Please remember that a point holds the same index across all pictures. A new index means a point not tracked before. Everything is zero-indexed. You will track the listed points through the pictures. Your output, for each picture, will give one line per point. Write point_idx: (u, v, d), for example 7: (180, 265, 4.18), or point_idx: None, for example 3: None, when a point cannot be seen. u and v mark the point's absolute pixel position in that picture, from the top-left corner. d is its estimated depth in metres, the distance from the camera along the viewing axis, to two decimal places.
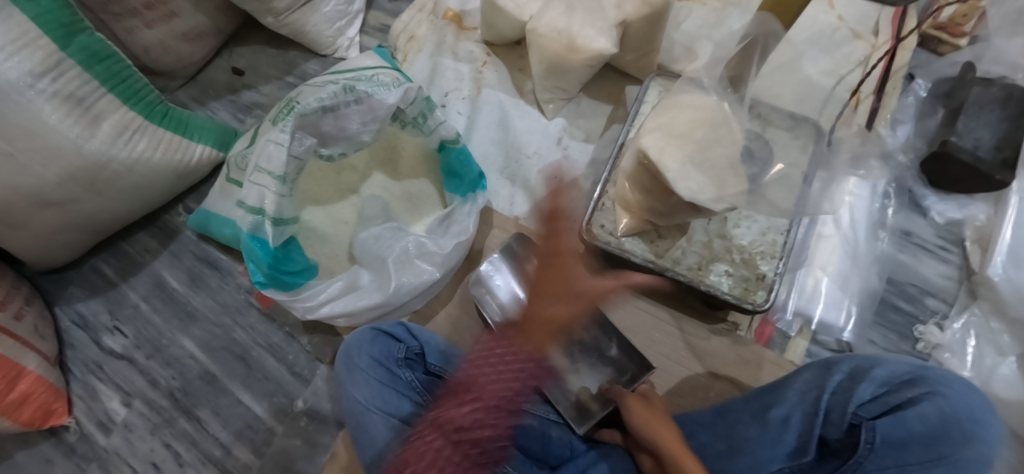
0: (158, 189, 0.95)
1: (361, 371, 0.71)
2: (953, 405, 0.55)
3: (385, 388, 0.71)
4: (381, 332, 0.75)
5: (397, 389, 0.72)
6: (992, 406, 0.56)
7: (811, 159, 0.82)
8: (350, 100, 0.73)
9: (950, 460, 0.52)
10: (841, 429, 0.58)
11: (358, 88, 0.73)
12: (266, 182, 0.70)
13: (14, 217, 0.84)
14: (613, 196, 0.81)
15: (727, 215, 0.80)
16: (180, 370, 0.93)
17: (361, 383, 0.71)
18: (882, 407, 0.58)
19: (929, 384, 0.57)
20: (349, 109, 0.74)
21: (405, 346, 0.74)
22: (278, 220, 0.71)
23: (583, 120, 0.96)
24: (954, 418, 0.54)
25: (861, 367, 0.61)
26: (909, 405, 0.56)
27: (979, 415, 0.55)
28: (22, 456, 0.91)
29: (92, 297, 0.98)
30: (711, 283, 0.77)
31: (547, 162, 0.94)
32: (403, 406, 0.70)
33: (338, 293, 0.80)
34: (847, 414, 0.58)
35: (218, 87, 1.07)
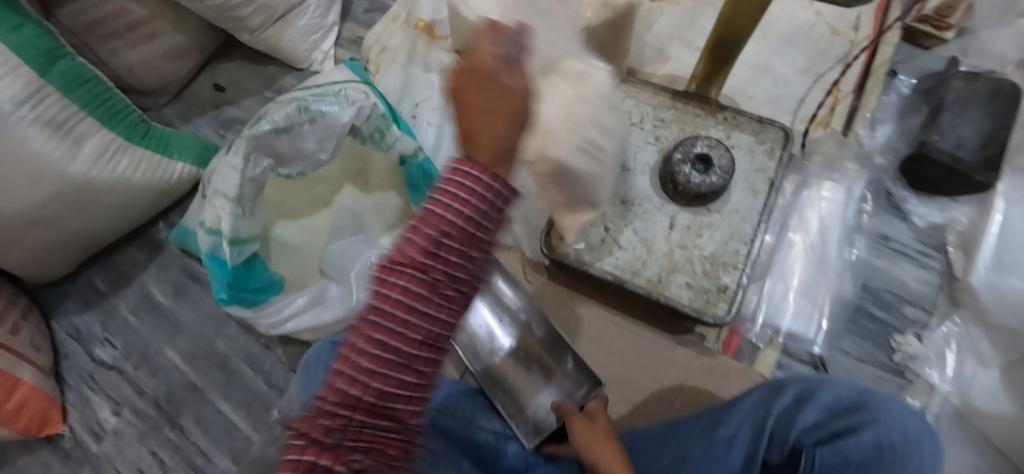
0: (141, 205, 0.99)
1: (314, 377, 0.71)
2: (895, 435, 0.52)
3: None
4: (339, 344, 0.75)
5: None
6: (936, 433, 0.54)
7: (777, 164, 0.79)
8: (304, 120, 0.73)
9: None
10: (782, 452, 0.56)
11: (311, 108, 0.73)
12: (221, 205, 0.71)
13: (6, 235, 0.88)
14: (573, 206, 0.81)
15: (690, 224, 0.78)
16: (165, 380, 0.96)
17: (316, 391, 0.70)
18: (822, 435, 0.55)
19: (872, 410, 0.55)
20: (304, 129, 0.74)
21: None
22: (236, 240, 0.73)
23: None
24: (895, 448, 0.52)
25: (806, 390, 0.58)
26: (849, 433, 0.54)
27: (920, 440, 0.53)
28: (24, 460, 0.96)
29: (86, 309, 1.03)
30: (671, 295, 0.75)
31: None
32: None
33: (303, 307, 0.83)
34: (789, 438, 0.56)
35: (201, 103, 1.11)
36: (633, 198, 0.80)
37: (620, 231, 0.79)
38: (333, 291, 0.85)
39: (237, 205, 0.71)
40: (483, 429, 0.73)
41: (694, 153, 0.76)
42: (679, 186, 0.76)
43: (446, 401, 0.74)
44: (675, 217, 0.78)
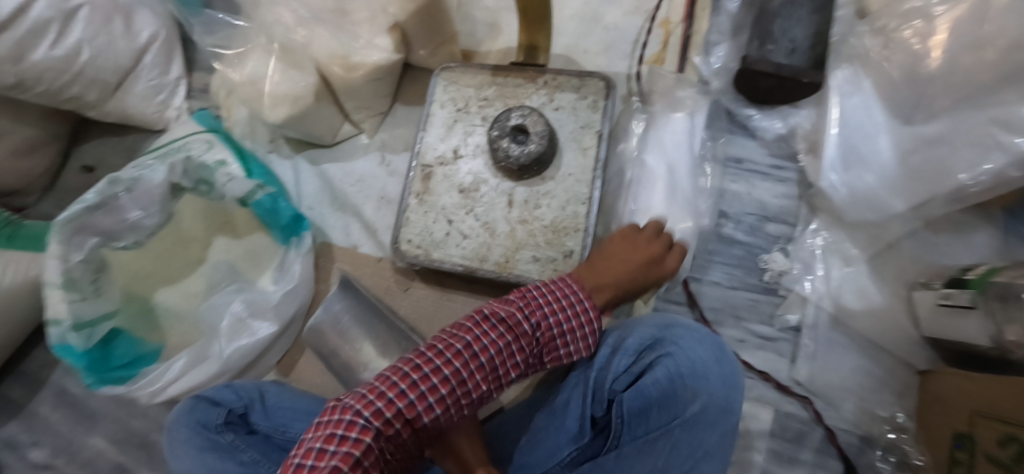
0: (26, 306, 0.99)
1: (180, 444, 0.70)
2: (682, 362, 0.52)
3: (206, 455, 0.68)
4: (203, 399, 0.73)
5: (218, 451, 0.68)
6: (732, 354, 0.54)
7: (602, 115, 0.77)
8: (119, 191, 0.79)
9: (681, 420, 0.51)
10: (602, 406, 0.55)
11: (122, 179, 0.78)
12: (52, 296, 0.74)
13: None
14: (414, 206, 0.80)
15: (527, 197, 0.77)
16: (95, 469, 0.98)
17: (182, 456, 0.69)
18: (629, 378, 0.54)
19: (665, 344, 0.54)
20: (122, 199, 0.79)
21: (224, 410, 0.71)
22: (80, 324, 0.75)
23: (402, 129, 0.96)
24: (682, 377, 0.52)
25: (617, 337, 0.56)
26: (649, 370, 0.53)
27: (706, 369, 0.52)
28: None
29: (6, 421, 1.04)
30: (522, 272, 0.75)
31: (372, 185, 0.94)
32: (227, 467, 0.67)
33: (181, 370, 0.80)
34: (604, 391, 0.54)
35: (74, 190, 1.14)
36: (470, 186, 0.79)
37: (462, 221, 0.78)
38: (217, 350, 0.82)
39: (68, 290, 0.75)
40: None
41: (510, 126, 0.74)
42: (503, 162, 0.75)
43: None
44: (513, 194, 0.77)
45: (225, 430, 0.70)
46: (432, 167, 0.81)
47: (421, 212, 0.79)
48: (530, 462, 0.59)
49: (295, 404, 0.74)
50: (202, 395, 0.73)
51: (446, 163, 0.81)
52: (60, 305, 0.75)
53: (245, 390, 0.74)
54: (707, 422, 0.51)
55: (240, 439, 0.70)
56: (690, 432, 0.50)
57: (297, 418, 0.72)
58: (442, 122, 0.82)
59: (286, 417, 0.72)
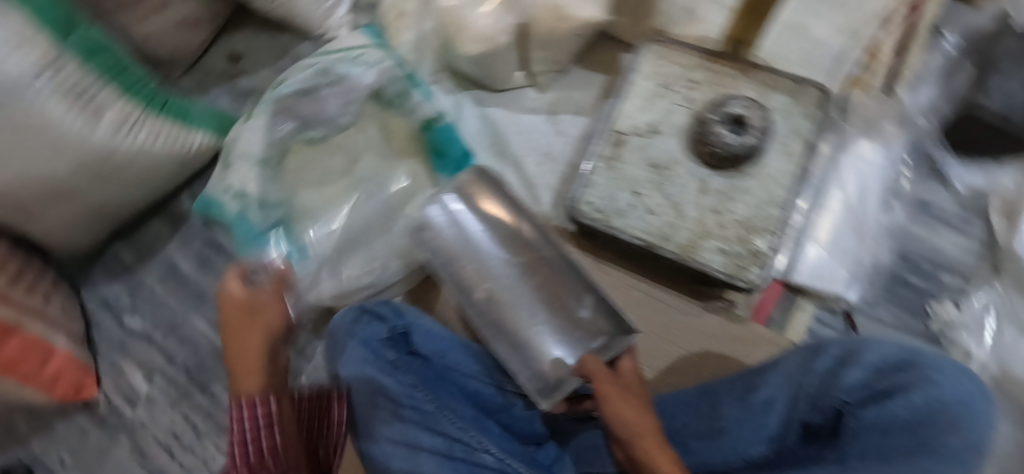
0: (164, 176, 0.99)
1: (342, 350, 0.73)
2: (943, 391, 0.48)
3: (366, 365, 0.71)
4: (365, 311, 0.76)
5: (377, 365, 0.72)
6: (995, 398, 0.49)
7: (815, 126, 0.76)
8: (327, 81, 0.80)
9: (934, 450, 0.45)
10: (824, 413, 0.54)
11: (334, 70, 0.79)
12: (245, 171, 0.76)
13: (32, 205, 0.90)
14: (602, 170, 0.79)
15: (723, 189, 0.76)
16: (194, 348, 0.99)
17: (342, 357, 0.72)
18: (866, 392, 0.52)
19: (919, 369, 0.51)
20: (326, 91, 0.80)
21: (389, 326, 0.75)
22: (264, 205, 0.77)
23: (576, 91, 0.93)
24: (940, 405, 0.47)
25: (848, 349, 0.55)
26: (897, 390, 0.50)
27: (969, 403, 0.47)
28: (63, 425, 1.01)
29: (113, 281, 1.05)
30: (703, 260, 0.74)
31: (536, 139, 0.92)
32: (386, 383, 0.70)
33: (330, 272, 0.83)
34: (833, 399, 0.53)
35: (217, 75, 1.12)
36: (663, 163, 0.78)
37: (649, 195, 0.77)
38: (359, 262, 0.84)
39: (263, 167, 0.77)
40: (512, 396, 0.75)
41: (730, 114, 0.73)
42: (712, 147, 0.74)
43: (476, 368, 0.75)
44: (707, 182, 0.76)
45: (385, 348, 0.74)
46: (626, 134, 0.79)
47: (607, 177, 0.78)
48: (710, 453, 0.61)
49: (453, 338, 0.77)
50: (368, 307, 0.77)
51: (641, 134, 0.79)
52: (247, 182, 0.76)
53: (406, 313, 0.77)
54: (961, 459, 0.44)
55: (398, 359, 0.73)
56: (941, 461, 0.44)
57: (454, 350, 0.76)
58: (642, 93, 0.81)
59: (446, 347, 0.76)
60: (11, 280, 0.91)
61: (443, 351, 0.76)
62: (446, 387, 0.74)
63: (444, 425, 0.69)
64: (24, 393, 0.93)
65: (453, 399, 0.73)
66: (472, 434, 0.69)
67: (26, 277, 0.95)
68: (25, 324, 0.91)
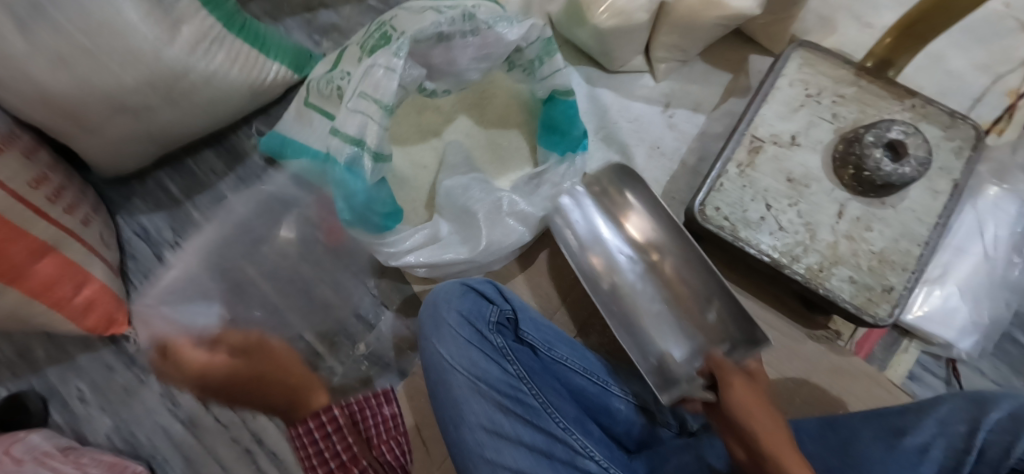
0: (232, 106, 0.90)
1: (446, 328, 0.71)
2: None
3: (472, 350, 0.70)
4: (470, 289, 0.73)
5: (484, 351, 0.70)
6: None
7: (965, 165, 0.72)
8: (467, 29, 0.72)
9: None
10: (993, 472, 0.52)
11: (477, 18, 0.71)
12: (370, 116, 0.71)
13: (88, 119, 0.81)
14: (733, 176, 0.74)
15: (861, 215, 0.71)
16: None
17: (447, 339, 0.71)
18: None
19: None
20: (464, 39, 0.73)
21: (497, 310, 0.72)
22: (377, 155, 0.72)
23: (695, 86, 0.86)
24: None
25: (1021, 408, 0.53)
26: None
27: None
28: (86, 358, 0.92)
29: (155, 211, 0.94)
30: (832, 288, 0.70)
31: (647, 129, 0.85)
32: (491, 372, 0.69)
33: (421, 243, 0.76)
34: (1007, 459, 0.51)
35: (293, 4, 1.01)
36: (800, 178, 0.73)
37: (782, 211, 0.72)
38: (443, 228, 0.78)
39: (386, 114, 0.71)
40: (615, 398, 0.72)
41: (888, 138, 0.68)
42: (864, 172, 0.69)
43: (583, 365, 0.73)
44: (845, 206, 0.72)
45: (492, 333, 0.71)
46: (763, 141, 0.74)
47: (739, 185, 0.73)
48: None
49: (557, 330, 0.75)
50: (476, 287, 0.73)
51: (781, 146, 0.74)
52: (368, 124, 0.71)
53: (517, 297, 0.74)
54: None
55: (506, 346, 0.71)
56: None
57: (561, 343, 0.73)
58: (786, 100, 0.75)
59: (552, 339, 0.73)
60: (49, 197, 0.83)
61: (550, 343, 0.73)
62: (550, 381, 0.72)
63: (550, 424, 0.67)
64: (52, 320, 0.85)
65: (557, 396, 0.71)
66: (577, 437, 0.66)
67: (66, 195, 0.86)
68: (63, 245, 0.83)
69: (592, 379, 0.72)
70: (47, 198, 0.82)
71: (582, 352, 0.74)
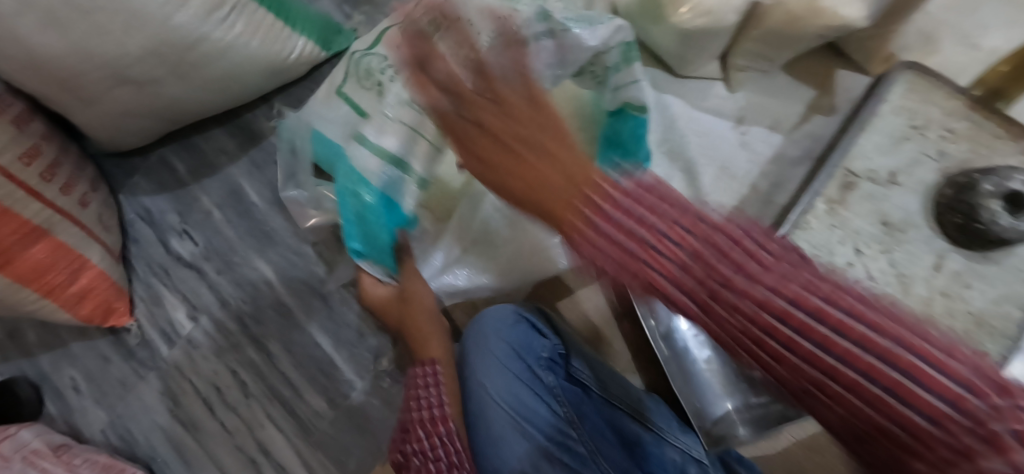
0: (248, 83, 0.80)
1: (494, 360, 0.68)
2: None
3: (520, 387, 0.67)
4: (523, 319, 0.70)
5: (533, 389, 0.67)
6: None
7: None
8: (543, 30, 0.62)
9: None
10: None
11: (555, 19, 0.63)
12: (394, 120, 0.65)
13: (87, 90, 0.71)
14: (820, 211, 0.66)
15: (960, 271, 0.63)
16: (253, 295, 0.82)
17: (495, 372, 0.67)
18: None
19: None
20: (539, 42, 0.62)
21: (550, 345, 0.69)
22: (399, 163, 0.66)
23: (773, 100, 0.78)
24: None
25: None
26: None
27: None
28: (80, 347, 0.85)
29: (159, 192, 0.86)
30: None
31: (716, 146, 0.77)
32: (538, 412, 0.66)
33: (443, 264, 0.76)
34: None
35: None
36: (896, 223, 0.65)
37: (873, 258, 0.64)
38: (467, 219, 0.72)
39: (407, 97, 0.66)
40: (669, 447, 0.66)
41: (1007, 187, 0.57)
42: (974, 224, 0.59)
43: (637, 408, 0.67)
44: (944, 258, 0.64)
45: (542, 368, 0.68)
46: (858, 177, 0.67)
47: (827, 224, 0.66)
48: None
49: (608, 367, 0.71)
50: (528, 317, 0.69)
51: (877, 183, 0.66)
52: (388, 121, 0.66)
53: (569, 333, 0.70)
54: None
55: (556, 386, 0.68)
56: None
57: (614, 381, 0.69)
58: (889, 131, 0.67)
59: (605, 377, 0.69)
60: (44, 175, 0.74)
61: (603, 383, 0.68)
62: (597, 424, 0.67)
63: None
64: (45, 308, 0.77)
65: (604, 442, 0.66)
66: None
67: (61, 172, 0.77)
68: (57, 228, 0.74)
69: (649, 426, 0.67)
70: (40, 176, 0.73)
71: (636, 393, 0.69)
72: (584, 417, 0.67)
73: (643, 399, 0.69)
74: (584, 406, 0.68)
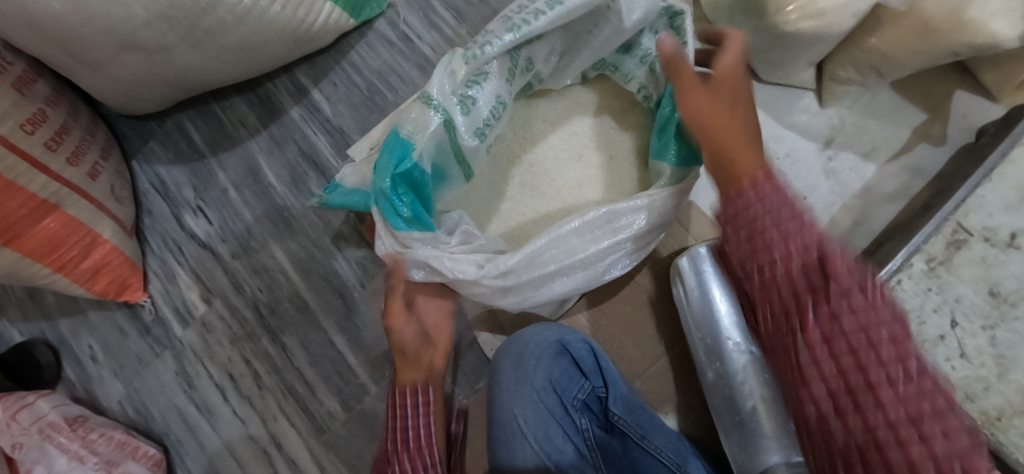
0: (270, 52, 0.72)
1: (529, 389, 0.60)
2: None
3: (552, 425, 0.59)
4: (567, 354, 0.61)
5: (565, 430, 0.59)
6: None
7: None
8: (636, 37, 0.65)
9: None
10: None
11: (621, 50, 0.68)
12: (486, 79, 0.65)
13: (91, 55, 0.63)
14: (917, 274, 0.56)
15: None
16: (269, 283, 0.79)
17: (527, 404, 0.59)
18: None
19: None
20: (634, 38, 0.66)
21: (589, 387, 0.61)
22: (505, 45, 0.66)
23: (873, 121, 0.67)
24: None
25: None
26: None
27: None
28: (97, 317, 0.84)
29: (174, 162, 0.82)
30: (1010, 444, 0.54)
31: (799, 173, 0.67)
32: (567, 455, 0.58)
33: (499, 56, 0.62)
34: None
35: None
36: (1008, 293, 0.55)
37: (972, 332, 0.55)
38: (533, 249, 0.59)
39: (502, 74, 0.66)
40: None
41: None
42: None
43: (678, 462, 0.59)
44: None
45: (578, 409, 0.60)
46: (970, 234, 0.56)
47: (923, 287, 0.56)
48: None
49: (650, 412, 0.62)
50: (573, 351, 0.61)
51: (994, 245, 0.56)
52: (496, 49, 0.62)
53: (613, 371, 0.62)
54: None
55: (590, 427, 0.60)
56: None
57: (652, 427, 0.61)
58: (1020, 183, 0.56)
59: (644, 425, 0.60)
60: (49, 144, 0.68)
61: (643, 432, 0.60)
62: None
63: None
64: (58, 282, 0.74)
65: None
66: None
67: (69, 139, 0.72)
68: (66, 202, 0.70)
69: None
70: (46, 145, 0.68)
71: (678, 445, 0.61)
72: (615, 466, 0.61)
73: (681, 454, 0.60)
74: (617, 455, 0.61)
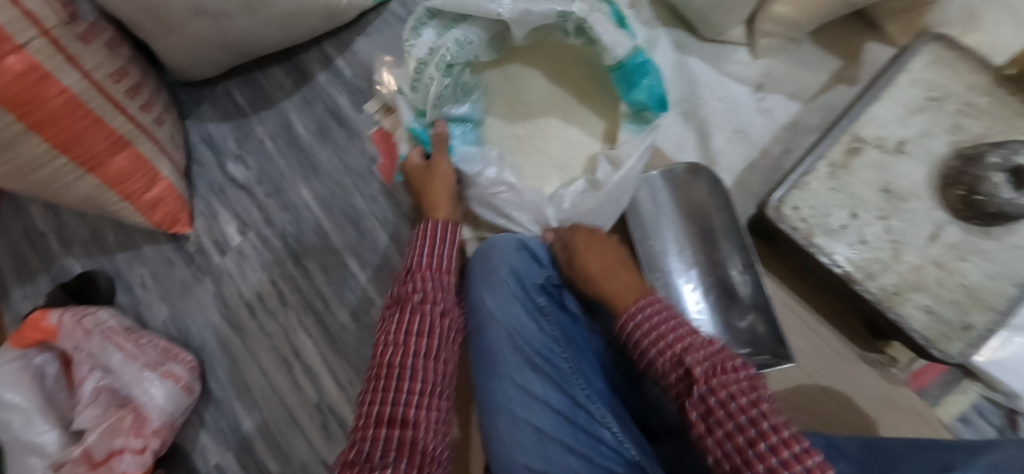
0: (305, 22, 0.89)
1: (496, 276, 0.71)
2: None
3: (515, 304, 0.69)
4: (525, 248, 0.74)
5: (526, 307, 0.69)
6: None
7: None
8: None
9: None
10: None
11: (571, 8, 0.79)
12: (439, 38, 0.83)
13: (168, 20, 0.81)
14: (822, 175, 0.68)
15: (957, 242, 0.65)
16: (296, 217, 0.93)
17: (496, 287, 0.70)
18: None
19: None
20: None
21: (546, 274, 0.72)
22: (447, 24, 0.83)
23: (797, 68, 0.80)
24: None
25: None
26: None
27: None
28: (149, 250, 0.99)
29: (222, 120, 0.98)
30: (904, 314, 0.65)
31: (735, 111, 0.80)
32: (528, 329, 0.68)
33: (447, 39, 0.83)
34: None
35: None
36: (899, 190, 0.67)
37: (869, 222, 0.67)
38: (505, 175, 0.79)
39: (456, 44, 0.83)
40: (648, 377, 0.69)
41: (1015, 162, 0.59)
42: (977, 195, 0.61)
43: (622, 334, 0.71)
44: (941, 229, 0.66)
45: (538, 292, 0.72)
46: (865, 143, 0.68)
47: (827, 186, 0.68)
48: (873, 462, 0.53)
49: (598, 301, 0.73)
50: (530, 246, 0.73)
51: (885, 152, 0.68)
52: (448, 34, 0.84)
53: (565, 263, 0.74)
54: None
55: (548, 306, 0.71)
56: None
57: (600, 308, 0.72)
58: (905, 102, 0.68)
59: None
60: (128, 92, 0.85)
61: None
62: (582, 353, 0.71)
63: (573, 389, 0.66)
64: (123, 210, 0.89)
65: (588, 367, 0.70)
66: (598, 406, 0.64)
67: (143, 92, 0.89)
68: (137, 140, 0.86)
69: None
70: (126, 93, 0.85)
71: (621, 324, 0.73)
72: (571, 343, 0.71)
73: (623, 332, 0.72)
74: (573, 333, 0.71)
